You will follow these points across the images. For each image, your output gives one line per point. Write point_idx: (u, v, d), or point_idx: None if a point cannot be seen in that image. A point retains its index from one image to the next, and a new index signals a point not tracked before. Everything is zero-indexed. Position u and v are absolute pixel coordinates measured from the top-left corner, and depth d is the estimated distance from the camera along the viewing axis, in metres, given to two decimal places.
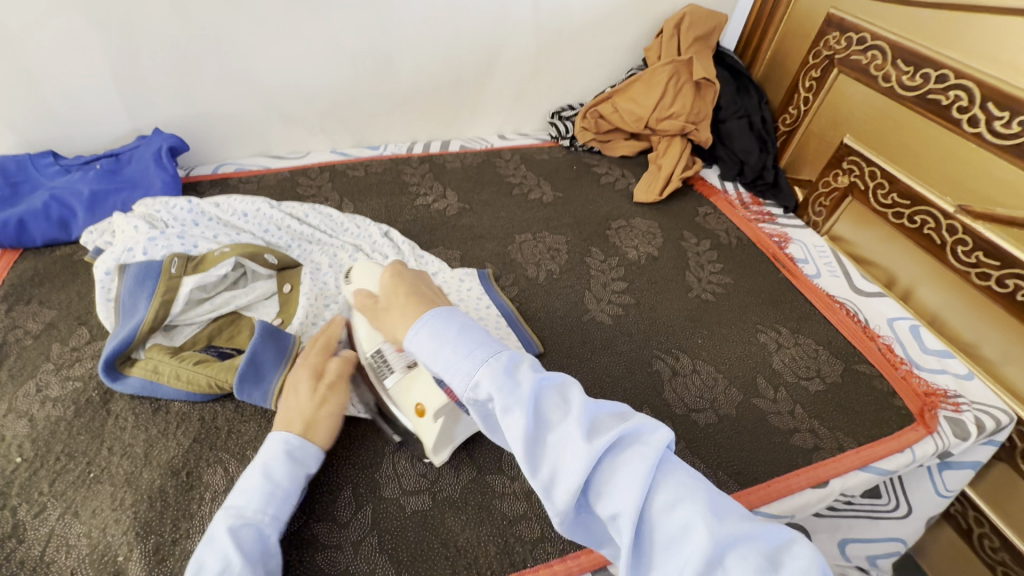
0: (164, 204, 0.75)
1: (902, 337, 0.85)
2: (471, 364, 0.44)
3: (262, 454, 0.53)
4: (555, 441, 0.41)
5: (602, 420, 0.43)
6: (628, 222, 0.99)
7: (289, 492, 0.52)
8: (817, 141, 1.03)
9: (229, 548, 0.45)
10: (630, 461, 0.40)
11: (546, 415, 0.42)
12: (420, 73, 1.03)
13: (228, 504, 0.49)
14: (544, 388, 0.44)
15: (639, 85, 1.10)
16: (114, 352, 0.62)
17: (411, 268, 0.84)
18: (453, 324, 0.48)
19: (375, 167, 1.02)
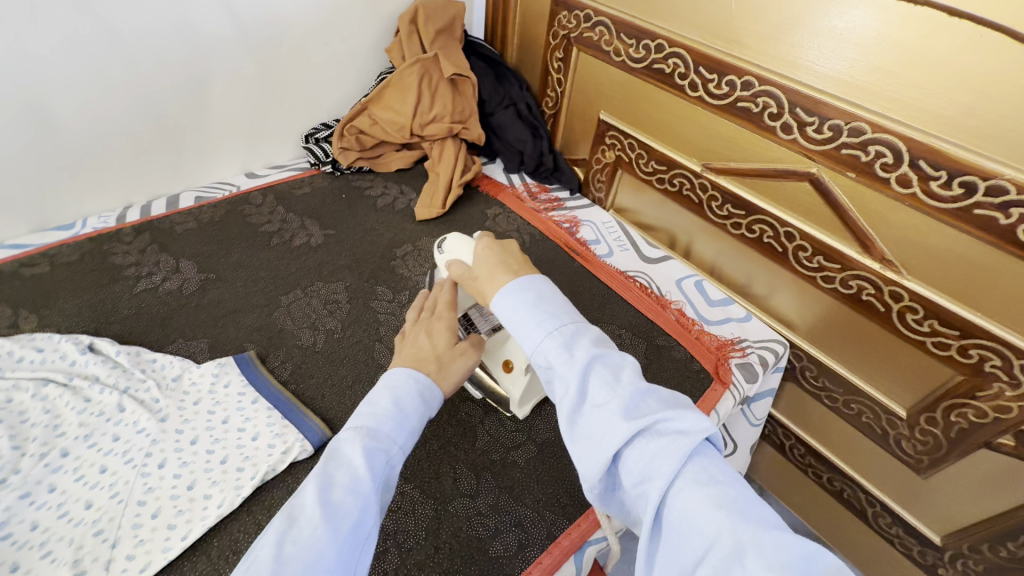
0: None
1: (689, 296, 0.90)
2: (545, 331, 0.47)
3: (390, 383, 0.49)
4: (593, 414, 0.43)
5: (647, 407, 0.43)
6: (414, 245, 0.90)
7: (416, 424, 0.48)
8: (580, 120, 1.04)
9: (358, 467, 0.41)
10: (661, 447, 0.40)
11: (590, 392, 0.44)
12: (100, 121, 0.79)
13: (359, 424, 0.45)
14: (596, 364, 0.45)
15: (392, 91, 0.99)
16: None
17: (137, 383, 0.64)
18: (531, 294, 0.50)
19: (66, 255, 0.77)
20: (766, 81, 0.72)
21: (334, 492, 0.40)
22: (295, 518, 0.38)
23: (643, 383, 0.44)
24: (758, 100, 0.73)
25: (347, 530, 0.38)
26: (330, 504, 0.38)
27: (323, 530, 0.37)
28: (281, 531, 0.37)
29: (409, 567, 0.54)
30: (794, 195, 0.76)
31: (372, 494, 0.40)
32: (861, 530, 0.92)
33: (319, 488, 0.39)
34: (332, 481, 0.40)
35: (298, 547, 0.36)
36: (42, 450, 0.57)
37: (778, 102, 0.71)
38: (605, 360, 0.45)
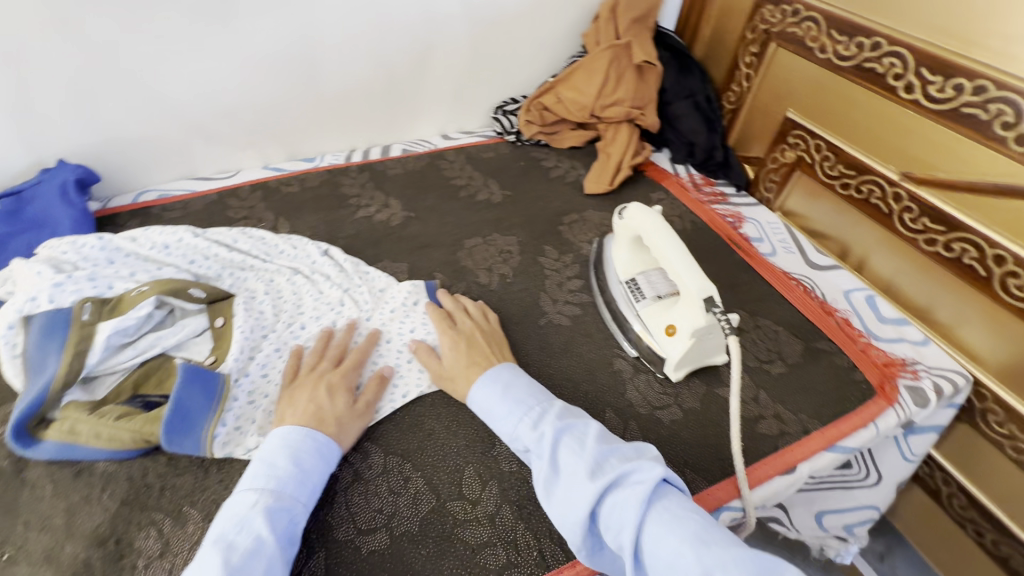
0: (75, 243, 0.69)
1: (858, 309, 0.85)
2: (513, 421, 0.58)
3: (272, 447, 0.54)
4: (567, 481, 0.51)
5: (613, 461, 0.51)
6: (580, 215, 0.97)
7: (316, 477, 0.54)
8: (762, 117, 1.02)
9: (258, 530, 0.47)
10: (628, 495, 0.47)
11: (563, 461, 0.53)
12: (350, 77, 0.98)
13: (257, 488, 0.50)
14: (562, 438, 0.54)
15: (580, 73, 1.06)
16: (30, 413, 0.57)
17: (356, 287, 0.79)
18: (501, 381, 0.62)
19: (311, 181, 0.96)
20: (1005, 87, 0.66)
21: (230, 546, 0.45)
22: (230, 561, 0.44)
23: (605, 448, 0.53)
24: (989, 106, 0.68)
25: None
26: (231, 565, 0.43)
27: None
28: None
29: None
30: (1014, 214, 0.69)
31: (274, 552, 0.46)
32: None
33: (215, 541, 0.45)
34: (232, 545, 0.45)
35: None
36: (290, 320, 0.74)
37: (1016, 110, 0.65)
38: (568, 433, 0.55)
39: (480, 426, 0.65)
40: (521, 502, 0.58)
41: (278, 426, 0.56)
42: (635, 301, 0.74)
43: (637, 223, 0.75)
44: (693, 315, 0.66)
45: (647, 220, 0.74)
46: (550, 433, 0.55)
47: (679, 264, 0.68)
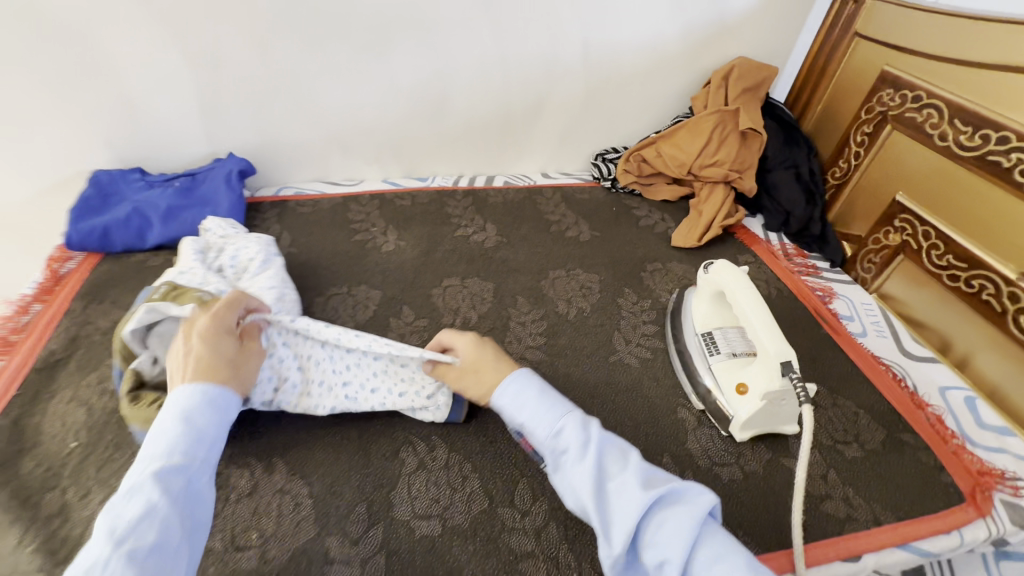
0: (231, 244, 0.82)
1: (954, 408, 0.79)
2: (553, 416, 0.53)
3: (167, 408, 0.47)
4: (613, 493, 0.48)
5: (656, 480, 0.49)
6: (664, 265, 0.99)
7: (219, 430, 0.48)
8: (867, 196, 1.00)
9: (154, 488, 0.41)
10: (679, 516, 0.45)
11: (607, 472, 0.49)
12: (472, 113, 1.09)
13: (145, 457, 0.43)
14: (604, 446, 0.51)
15: (683, 131, 1.10)
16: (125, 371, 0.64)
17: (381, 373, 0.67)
18: (534, 385, 0.56)
19: (421, 198, 1.07)
20: None
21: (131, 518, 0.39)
22: (122, 524, 0.39)
23: (646, 467, 0.50)
24: None
25: (157, 538, 0.40)
26: (137, 518, 0.39)
27: (115, 547, 0.37)
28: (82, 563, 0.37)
29: None
30: None
31: (174, 504, 0.41)
32: None
33: (108, 515, 0.39)
34: (128, 503, 0.40)
35: (106, 560, 0.37)
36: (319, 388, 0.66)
37: None
38: (609, 444, 0.51)
39: None
40: (568, 523, 0.60)
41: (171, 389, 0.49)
42: (708, 355, 0.75)
43: (722, 281, 0.76)
44: (768, 378, 0.65)
45: (733, 279, 0.75)
46: (591, 441, 0.50)
47: (763, 328, 0.68)
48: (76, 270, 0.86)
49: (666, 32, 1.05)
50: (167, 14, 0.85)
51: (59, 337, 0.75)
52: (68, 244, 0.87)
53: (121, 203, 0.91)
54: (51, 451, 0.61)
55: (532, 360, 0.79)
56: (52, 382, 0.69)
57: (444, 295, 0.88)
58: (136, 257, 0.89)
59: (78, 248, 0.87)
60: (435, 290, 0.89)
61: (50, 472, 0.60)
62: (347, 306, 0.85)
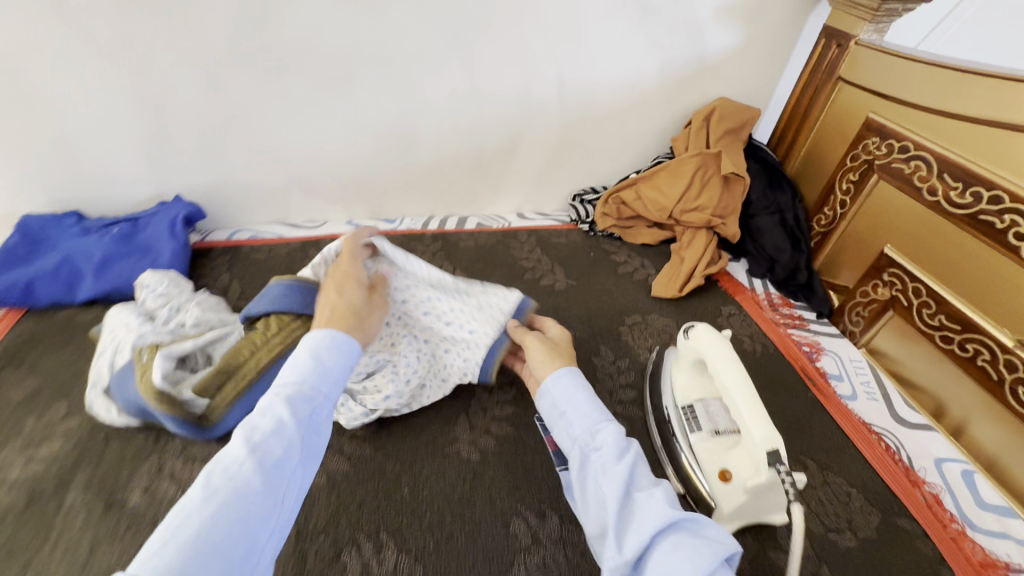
0: (185, 298, 0.76)
1: (952, 485, 0.74)
2: (597, 419, 0.54)
3: (305, 344, 0.50)
4: (630, 506, 0.47)
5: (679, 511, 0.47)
6: (643, 318, 0.93)
7: (342, 376, 0.50)
8: (855, 245, 0.95)
9: (280, 415, 0.43)
10: (695, 544, 0.42)
11: (636, 478, 0.48)
12: (442, 151, 1.03)
13: (279, 383, 0.46)
14: (636, 458, 0.50)
15: (664, 174, 1.05)
16: (189, 421, 0.61)
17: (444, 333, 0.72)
18: (587, 388, 0.58)
19: (387, 243, 1.01)
20: None
21: (255, 438, 0.42)
22: (253, 440, 0.41)
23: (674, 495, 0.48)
24: None
25: (276, 460, 0.41)
26: (253, 444, 0.41)
27: (244, 462, 0.40)
28: (211, 471, 0.40)
29: None
30: None
31: (295, 435, 0.43)
32: None
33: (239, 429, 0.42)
34: (254, 426, 0.42)
35: (234, 472, 0.39)
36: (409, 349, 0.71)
37: None
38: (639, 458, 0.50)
39: (500, 539, 0.61)
40: None
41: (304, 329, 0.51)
42: (689, 431, 0.68)
43: (704, 348, 0.70)
44: (754, 467, 0.59)
45: (715, 346, 0.69)
46: (628, 450, 0.50)
47: (747, 409, 0.62)
48: None
49: (644, 72, 1.00)
50: (102, 50, 0.78)
51: None
52: None
53: (50, 251, 0.83)
54: None
55: (498, 434, 0.71)
56: None
57: None
58: (64, 313, 0.81)
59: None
60: None
61: None
62: None
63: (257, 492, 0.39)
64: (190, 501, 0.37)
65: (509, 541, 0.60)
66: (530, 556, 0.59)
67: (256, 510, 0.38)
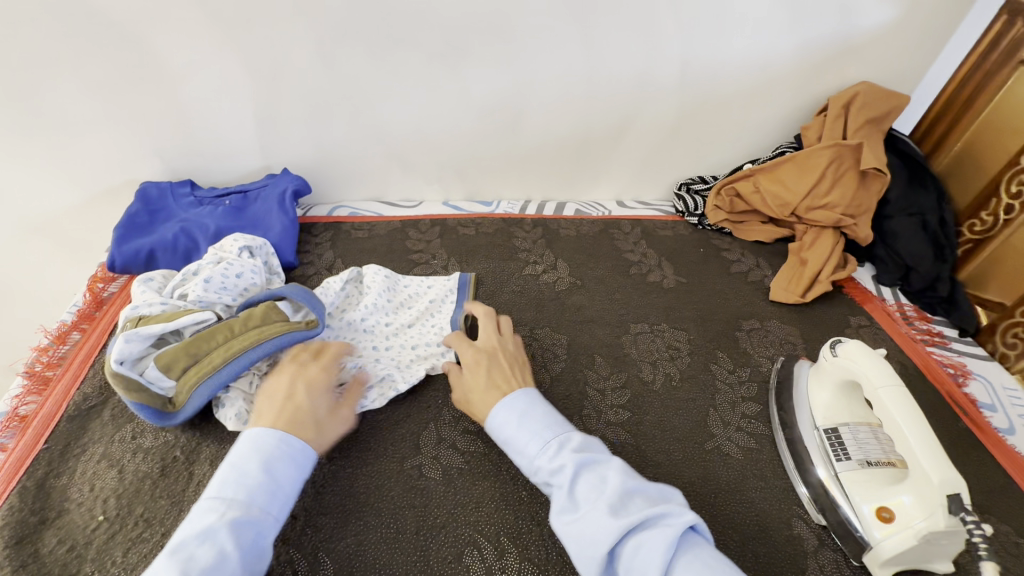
0: (207, 261, 0.73)
1: None
2: (539, 447, 0.51)
3: (232, 456, 0.50)
4: (580, 517, 0.46)
5: (638, 503, 0.46)
6: (762, 324, 0.86)
7: (290, 485, 0.50)
8: (1018, 257, 0.84)
9: (223, 544, 0.43)
10: (654, 539, 0.43)
11: (580, 496, 0.47)
12: (547, 133, 0.98)
13: (224, 497, 0.46)
14: (582, 470, 0.49)
15: (790, 165, 0.95)
16: (153, 406, 0.59)
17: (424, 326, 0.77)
18: (528, 407, 0.55)
19: (486, 227, 0.97)
20: None
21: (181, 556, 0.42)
22: (191, 574, 0.40)
23: (629, 488, 0.47)
24: None
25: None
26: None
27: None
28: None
29: None
30: None
31: (235, 569, 0.42)
32: None
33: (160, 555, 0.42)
34: (193, 558, 0.42)
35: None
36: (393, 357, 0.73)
37: None
38: (588, 467, 0.49)
39: None
40: None
41: (253, 426, 0.52)
42: (834, 459, 0.62)
43: (857, 368, 0.62)
44: (928, 512, 0.52)
45: (872, 367, 0.61)
46: (570, 464, 0.49)
47: (917, 443, 0.54)
48: (118, 294, 0.80)
49: (780, 50, 0.90)
50: (224, 19, 0.77)
51: (94, 378, 0.68)
52: (111, 267, 0.80)
53: (168, 221, 0.84)
54: (76, 526, 0.54)
55: (615, 442, 0.68)
56: (83, 434, 0.62)
57: None
58: None
59: (121, 271, 0.81)
60: None
61: (72, 553, 0.52)
62: None
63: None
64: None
65: None
66: None
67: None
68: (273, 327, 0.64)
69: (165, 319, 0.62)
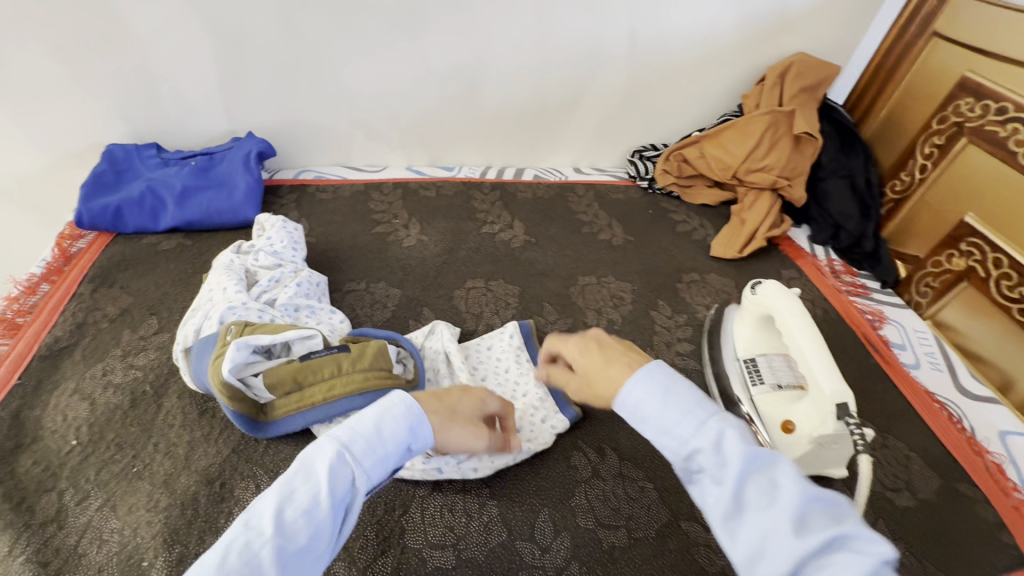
0: (288, 271, 0.73)
1: (1016, 456, 0.73)
2: (687, 429, 0.41)
3: (379, 403, 0.46)
4: (756, 527, 0.36)
5: (820, 516, 0.36)
6: (701, 277, 0.93)
7: (400, 450, 0.45)
8: (930, 214, 0.91)
9: (320, 493, 0.40)
10: (853, 572, 0.32)
11: (751, 498, 0.37)
12: (505, 100, 1.02)
13: (342, 442, 0.43)
14: (751, 468, 0.38)
15: (731, 131, 1.02)
16: (247, 415, 0.60)
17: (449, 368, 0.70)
18: (666, 387, 0.43)
19: (446, 190, 1.02)
20: None
21: (278, 514, 0.38)
22: (280, 524, 0.38)
23: (811, 492, 0.37)
24: None
25: (298, 548, 0.38)
26: (285, 524, 0.38)
27: (262, 559, 0.36)
28: (226, 547, 0.36)
29: (635, 554, 0.57)
30: None
31: (326, 530, 0.39)
32: None
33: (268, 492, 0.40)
34: (292, 497, 0.39)
35: (253, 555, 0.36)
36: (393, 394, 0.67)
37: None
38: (756, 466, 0.38)
39: (562, 470, 0.64)
40: (593, 564, 0.56)
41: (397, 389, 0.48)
42: (750, 384, 0.69)
43: (772, 301, 0.69)
44: (819, 420, 0.59)
45: (784, 300, 0.68)
46: (731, 461, 0.38)
47: (816, 363, 0.61)
48: (86, 249, 0.83)
49: (721, 22, 0.96)
50: None
51: (65, 323, 0.72)
52: (78, 224, 0.83)
53: (134, 181, 0.87)
54: (50, 450, 0.59)
55: None
56: (55, 372, 0.66)
57: (467, 298, 0.83)
58: (148, 239, 0.86)
59: (88, 228, 0.84)
60: (458, 292, 0.84)
61: (48, 472, 0.57)
62: (363, 304, 0.80)
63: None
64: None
65: (571, 473, 0.63)
66: (591, 487, 0.62)
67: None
68: (376, 377, 0.62)
69: (273, 331, 0.63)
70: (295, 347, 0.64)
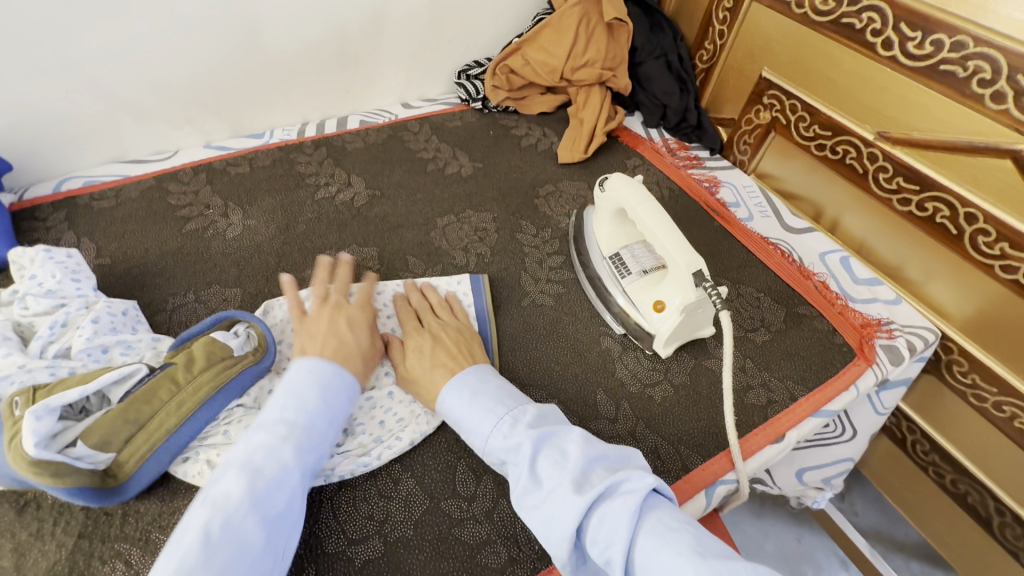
0: (76, 309, 0.59)
1: (834, 271, 0.86)
2: (486, 424, 0.52)
3: (289, 375, 0.51)
4: (546, 494, 0.46)
5: (598, 471, 0.46)
6: (555, 186, 0.92)
7: (343, 417, 0.52)
8: (736, 77, 0.99)
9: (286, 462, 0.44)
10: (618, 507, 0.43)
11: (542, 473, 0.47)
12: (295, 42, 0.88)
13: (286, 418, 0.47)
14: (543, 448, 0.48)
15: (548, 32, 0.98)
16: (88, 486, 0.49)
17: None
18: (470, 386, 0.55)
19: (261, 161, 0.88)
20: (983, 43, 0.63)
21: (254, 483, 0.42)
22: (257, 488, 0.42)
23: (587, 455, 0.47)
24: (968, 63, 0.66)
25: (278, 514, 0.42)
26: (258, 493, 0.42)
27: (249, 514, 0.40)
28: (206, 523, 0.39)
29: None
30: (984, 171, 0.68)
31: (297, 487, 0.44)
32: (985, 542, 0.88)
33: (232, 466, 0.43)
34: (260, 472, 0.43)
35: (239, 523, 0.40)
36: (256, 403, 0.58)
37: (994, 67, 0.63)
38: (550, 441, 0.49)
39: None
40: None
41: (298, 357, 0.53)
42: (620, 277, 0.72)
43: (617, 191, 0.71)
44: (684, 291, 0.64)
45: (629, 189, 0.70)
46: (527, 442, 0.49)
47: (669, 240, 0.65)
48: None
49: None
50: None
51: None
52: None
53: None
54: None
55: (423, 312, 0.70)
56: None
57: None
58: None
59: None
60: (309, 271, 0.75)
61: None
62: (198, 318, 0.68)
63: (259, 546, 0.40)
64: (188, 561, 0.37)
65: None
66: None
67: (257, 570, 0.40)
68: (222, 371, 0.56)
69: (78, 382, 0.51)
70: (114, 390, 0.53)
